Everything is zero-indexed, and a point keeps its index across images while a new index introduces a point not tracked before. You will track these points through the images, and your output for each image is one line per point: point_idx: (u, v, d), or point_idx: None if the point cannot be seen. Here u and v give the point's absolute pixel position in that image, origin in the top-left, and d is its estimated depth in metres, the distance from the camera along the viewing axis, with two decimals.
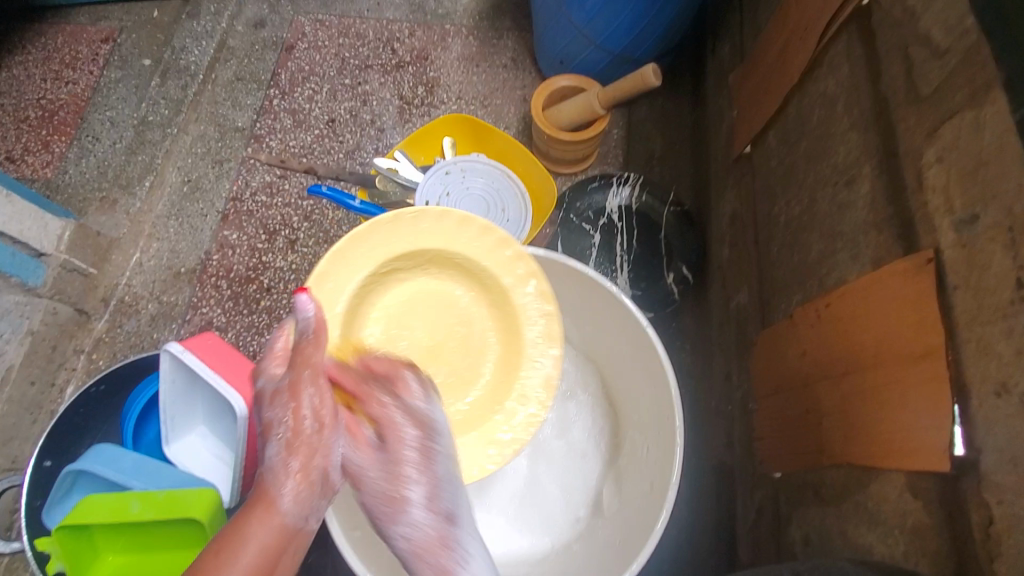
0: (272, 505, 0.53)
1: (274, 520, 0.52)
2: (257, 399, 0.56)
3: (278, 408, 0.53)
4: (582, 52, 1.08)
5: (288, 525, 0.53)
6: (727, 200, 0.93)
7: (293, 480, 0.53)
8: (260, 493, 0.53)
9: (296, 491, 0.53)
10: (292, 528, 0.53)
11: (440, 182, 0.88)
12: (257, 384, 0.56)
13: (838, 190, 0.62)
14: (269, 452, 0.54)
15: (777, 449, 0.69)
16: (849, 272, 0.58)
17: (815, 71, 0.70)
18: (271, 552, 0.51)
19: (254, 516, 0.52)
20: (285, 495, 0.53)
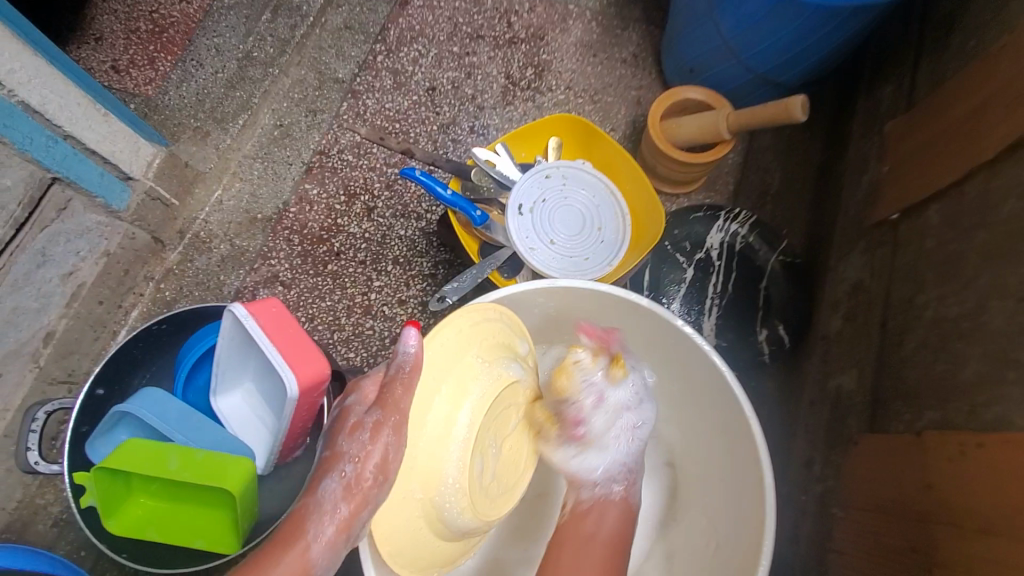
0: (301, 547, 0.51)
1: (301, 565, 0.51)
2: (337, 420, 0.58)
3: (355, 442, 0.54)
4: (720, 65, 0.96)
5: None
6: (849, 266, 0.82)
7: (334, 525, 0.53)
8: (292, 528, 0.52)
9: (332, 539, 0.52)
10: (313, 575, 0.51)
11: (538, 185, 0.80)
12: (347, 401, 0.58)
13: (1021, 308, 0.52)
14: (320, 489, 0.54)
15: (858, 571, 0.61)
16: (1017, 413, 0.48)
17: (1017, 152, 0.58)
18: None
19: (285, 553, 0.51)
20: (318, 537, 0.52)
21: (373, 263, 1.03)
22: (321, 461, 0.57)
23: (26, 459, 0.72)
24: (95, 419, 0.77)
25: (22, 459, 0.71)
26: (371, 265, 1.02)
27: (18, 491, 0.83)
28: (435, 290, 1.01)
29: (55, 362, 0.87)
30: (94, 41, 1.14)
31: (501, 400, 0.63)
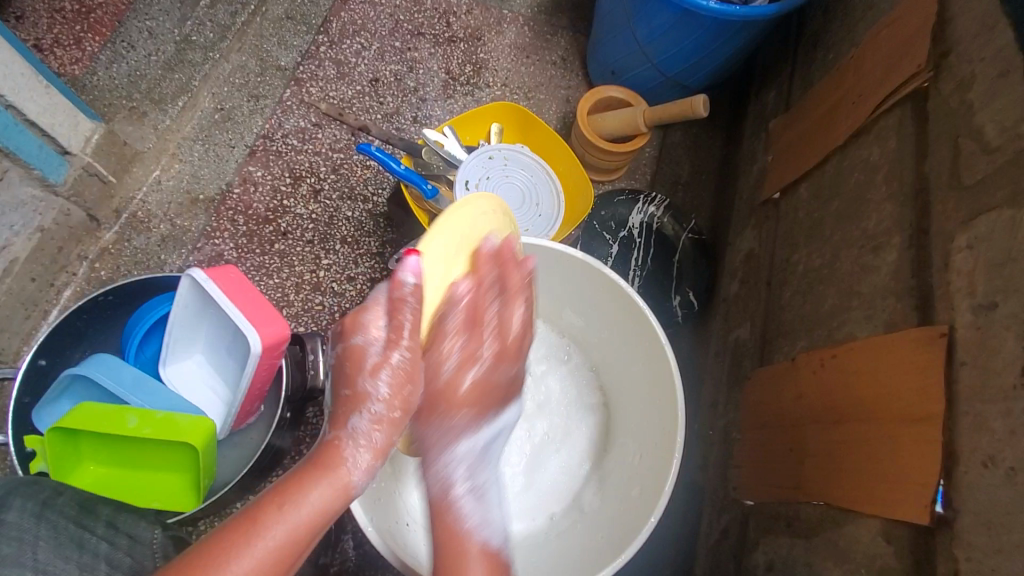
0: (337, 471, 0.54)
1: (340, 484, 0.53)
2: (347, 359, 0.57)
3: (382, 382, 0.56)
4: (637, 68, 1.10)
5: (351, 487, 0.54)
6: (745, 239, 0.97)
7: (371, 455, 0.55)
8: (328, 456, 0.54)
9: (370, 466, 0.55)
10: (349, 492, 0.54)
11: (482, 165, 0.88)
12: (352, 342, 0.57)
13: (863, 253, 0.67)
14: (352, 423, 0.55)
15: (752, 478, 0.73)
16: (860, 330, 0.63)
17: (860, 137, 0.74)
18: (330, 510, 0.52)
19: (319, 473, 0.53)
20: (357, 464, 0.55)
21: (321, 243, 1.06)
22: (339, 401, 0.57)
23: None
24: (36, 390, 0.76)
25: None
26: (319, 245, 1.06)
27: None
28: (382, 268, 1.06)
29: None
30: (13, 18, 1.09)
31: (516, 290, 0.64)
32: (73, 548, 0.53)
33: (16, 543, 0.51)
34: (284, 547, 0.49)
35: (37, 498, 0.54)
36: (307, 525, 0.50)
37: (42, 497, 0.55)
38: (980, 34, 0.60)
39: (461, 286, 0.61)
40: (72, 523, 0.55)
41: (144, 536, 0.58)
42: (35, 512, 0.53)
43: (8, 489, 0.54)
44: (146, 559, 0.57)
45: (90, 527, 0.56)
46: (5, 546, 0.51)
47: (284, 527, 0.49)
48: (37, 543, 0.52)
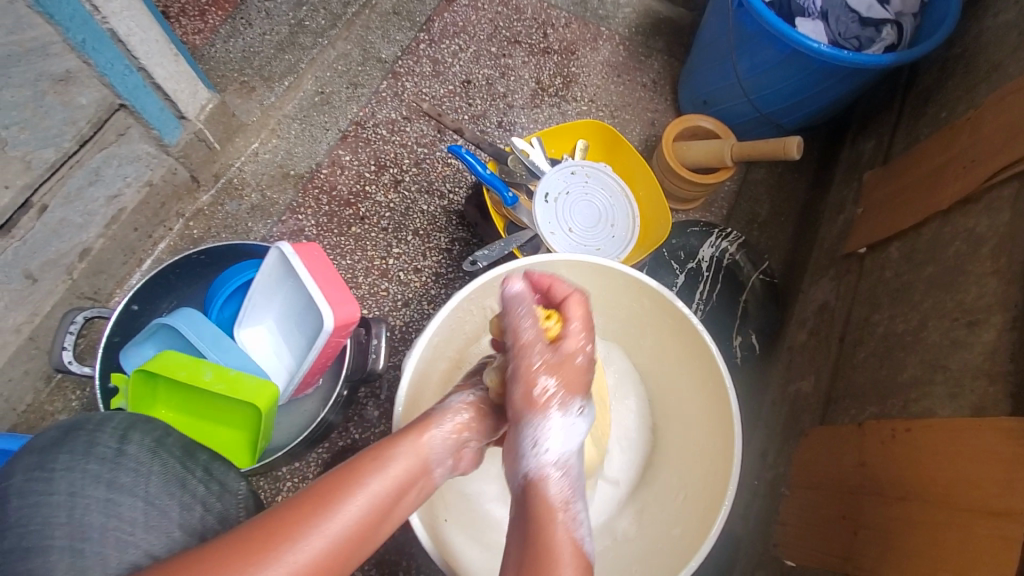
0: (425, 434, 0.57)
1: (423, 448, 0.56)
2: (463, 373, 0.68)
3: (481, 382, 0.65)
4: (731, 101, 1.09)
5: (432, 458, 0.57)
6: (820, 289, 0.94)
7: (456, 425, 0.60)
8: (420, 422, 0.59)
9: (453, 437, 0.59)
10: (429, 464, 0.56)
11: (564, 179, 0.89)
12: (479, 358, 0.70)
13: (956, 327, 0.63)
14: (446, 401, 0.63)
15: (794, 539, 0.71)
16: (941, 408, 0.60)
17: (968, 205, 0.70)
18: (414, 472, 0.55)
19: (409, 437, 0.56)
20: (441, 431, 0.58)
21: (394, 232, 1.10)
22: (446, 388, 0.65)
23: (60, 358, 0.78)
24: (125, 332, 0.83)
25: (56, 357, 0.77)
26: (392, 233, 1.10)
27: (29, 395, 0.90)
28: (448, 264, 1.09)
29: (87, 278, 0.94)
30: None
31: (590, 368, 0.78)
32: (177, 486, 0.55)
33: (133, 474, 0.54)
34: (377, 504, 0.51)
35: (152, 435, 0.57)
36: (398, 483, 0.53)
37: (156, 435, 0.57)
38: None
39: None
40: (177, 462, 0.56)
41: (231, 486, 0.59)
42: (151, 447, 0.56)
43: (128, 424, 0.57)
44: (233, 508, 0.58)
45: (191, 469, 0.57)
46: (123, 475, 0.53)
47: (381, 479, 0.52)
48: (150, 477, 0.54)
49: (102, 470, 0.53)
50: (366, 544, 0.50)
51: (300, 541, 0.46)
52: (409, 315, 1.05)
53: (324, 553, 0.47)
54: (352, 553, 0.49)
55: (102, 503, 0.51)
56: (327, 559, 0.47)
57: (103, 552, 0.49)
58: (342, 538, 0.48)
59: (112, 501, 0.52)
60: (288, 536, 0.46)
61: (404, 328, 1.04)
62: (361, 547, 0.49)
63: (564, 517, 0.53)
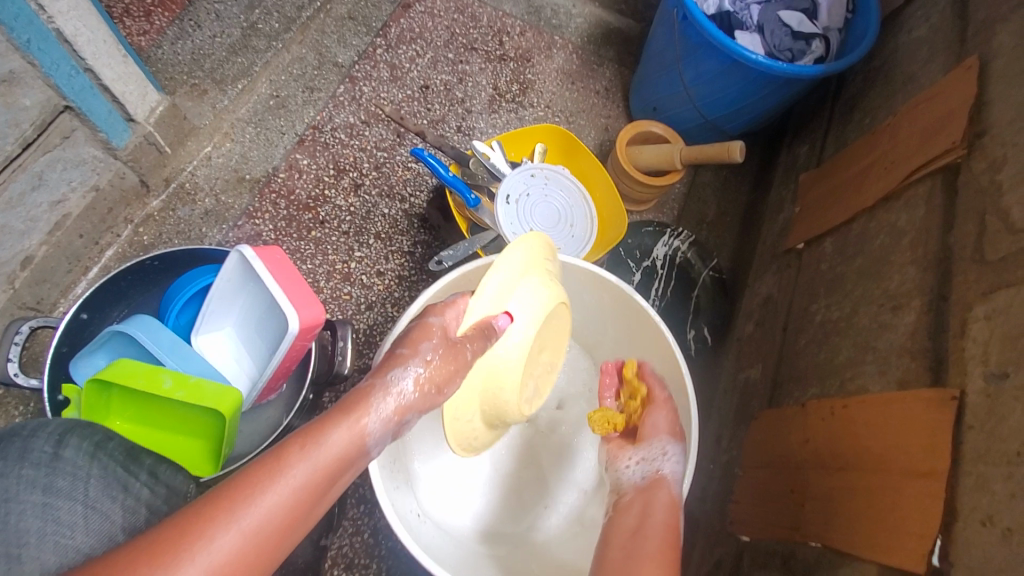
0: (361, 419, 0.51)
1: (359, 433, 0.51)
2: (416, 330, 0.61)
3: (425, 350, 0.59)
4: (678, 107, 1.15)
5: (366, 443, 0.51)
6: (764, 283, 1.01)
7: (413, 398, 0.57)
8: (357, 399, 0.53)
9: (389, 419, 0.54)
10: (365, 448, 0.51)
11: (524, 181, 0.92)
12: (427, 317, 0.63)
13: (882, 311, 0.70)
14: (392, 368, 0.56)
15: (748, 515, 0.76)
16: (872, 384, 0.66)
17: (890, 201, 0.78)
18: (344, 461, 0.49)
19: (342, 420, 0.50)
20: (379, 414, 0.53)
21: (356, 235, 1.10)
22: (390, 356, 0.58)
23: (4, 370, 0.74)
24: (75, 341, 0.79)
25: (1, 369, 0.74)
26: (353, 237, 1.10)
27: None
28: (411, 267, 1.10)
29: (29, 287, 0.89)
30: None
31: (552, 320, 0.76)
32: (118, 489, 0.54)
33: (70, 479, 0.52)
34: (299, 499, 0.46)
35: (90, 440, 0.55)
36: (326, 474, 0.48)
37: (95, 439, 0.56)
38: (1016, 121, 0.64)
39: (516, 331, 0.71)
40: (119, 465, 0.55)
41: (179, 488, 0.58)
42: (89, 451, 0.55)
43: (64, 429, 0.55)
44: (179, 508, 0.57)
45: (134, 472, 0.56)
46: (61, 478, 0.52)
47: (310, 469, 0.47)
48: (88, 480, 0.53)
49: (38, 475, 0.51)
50: (291, 537, 0.46)
51: (213, 539, 0.42)
52: (372, 318, 1.05)
53: (243, 550, 0.43)
54: (277, 547, 0.45)
55: (38, 508, 0.50)
56: (248, 557, 0.43)
57: (40, 557, 0.48)
58: (261, 531, 0.44)
59: (50, 505, 0.51)
60: (198, 535, 0.41)
61: (368, 331, 1.04)
62: (284, 541, 0.45)
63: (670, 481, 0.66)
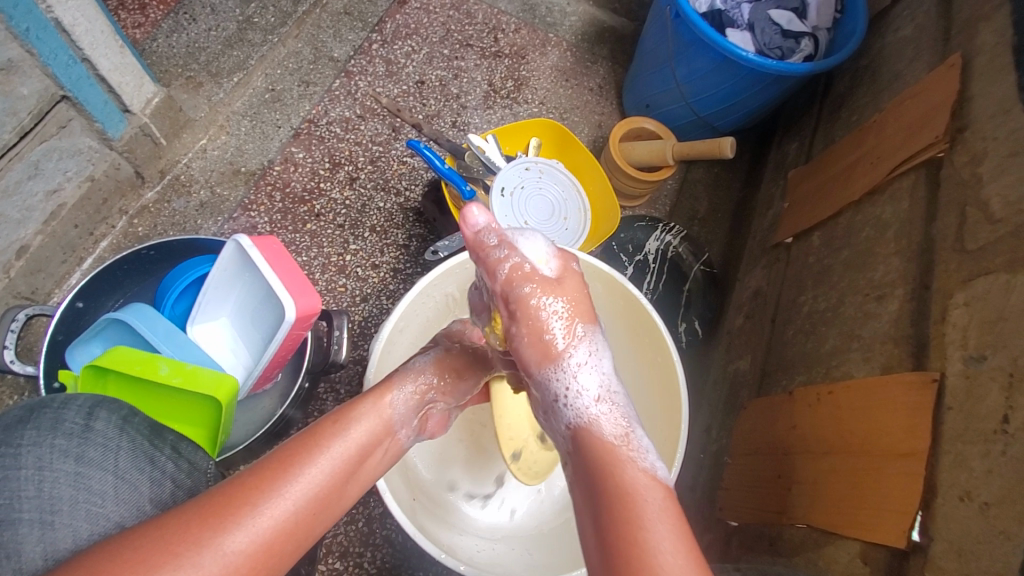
0: (385, 398, 0.57)
1: (385, 413, 0.56)
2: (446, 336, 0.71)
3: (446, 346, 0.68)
4: (670, 104, 1.16)
5: (393, 420, 0.57)
6: (754, 276, 1.02)
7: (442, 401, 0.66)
8: (379, 387, 0.59)
9: (411, 402, 0.60)
10: (393, 427, 0.56)
11: (519, 175, 0.93)
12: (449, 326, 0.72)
13: (867, 301, 0.72)
14: (409, 364, 0.64)
15: (736, 501, 0.78)
16: (857, 370, 0.68)
17: (875, 195, 0.80)
18: (376, 437, 0.54)
19: (368, 401, 0.56)
20: (403, 395, 0.59)
21: (351, 228, 1.11)
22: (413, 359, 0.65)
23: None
24: (70, 330, 0.80)
25: None
26: (348, 230, 1.11)
27: None
28: (406, 260, 1.11)
29: (24, 277, 0.90)
30: None
31: None
32: (146, 462, 0.53)
33: (101, 449, 0.52)
34: (336, 469, 0.49)
35: (118, 413, 0.55)
36: (360, 448, 0.52)
37: (122, 414, 0.55)
38: (996, 116, 0.66)
39: None
40: (146, 439, 0.55)
41: (201, 465, 0.58)
42: (119, 424, 0.54)
43: (92, 403, 0.55)
44: (202, 485, 0.57)
45: (160, 447, 0.55)
46: (92, 450, 0.52)
47: (343, 443, 0.51)
48: (118, 452, 0.52)
49: (70, 445, 0.51)
50: (328, 511, 0.47)
51: (260, 506, 0.43)
52: (367, 311, 1.06)
53: (289, 517, 0.44)
54: (316, 519, 0.46)
55: (71, 476, 0.50)
56: (291, 524, 0.44)
57: (72, 525, 0.47)
58: (303, 500, 0.45)
59: (81, 475, 0.50)
60: (244, 501, 0.43)
61: (363, 323, 1.05)
62: (323, 512, 0.47)
63: (632, 453, 0.51)
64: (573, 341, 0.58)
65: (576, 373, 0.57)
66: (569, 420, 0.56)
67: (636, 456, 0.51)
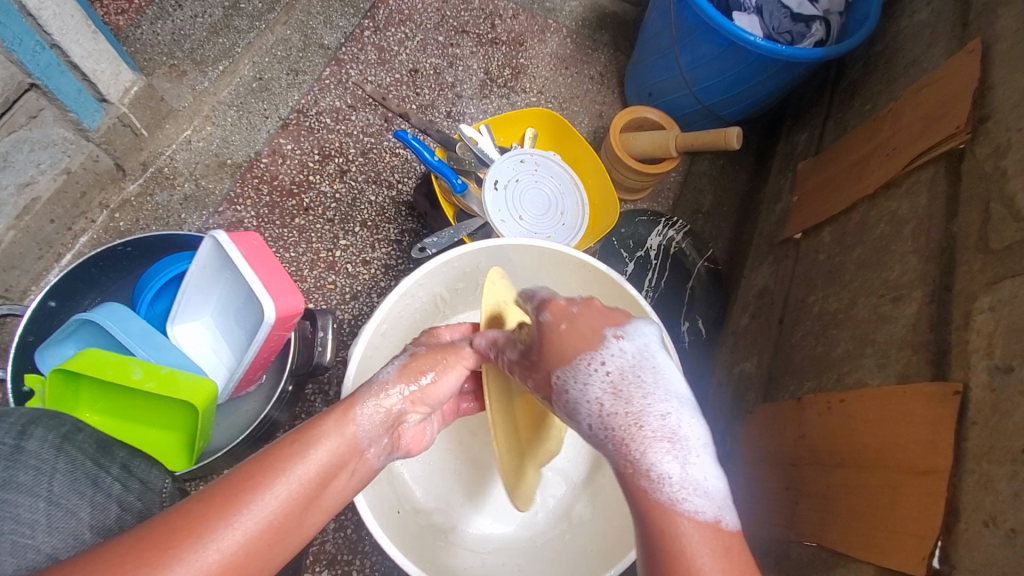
0: (349, 414, 0.52)
1: (350, 430, 0.51)
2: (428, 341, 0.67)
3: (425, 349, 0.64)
4: (674, 92, 1.11)
5: (359, 438, 0.52)
6: (761, 274, 0.98)
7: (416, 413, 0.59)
8: (342, 403, 0.54)
9: (380, 415, 0.54)
10: (359, 446, 0.51)
11: (513, 167, 0.89)
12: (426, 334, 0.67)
13: (882, 303, 0.67)
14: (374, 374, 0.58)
15: (742, 512, 0.74)
16: (871, 378, 0.64)
17: (891, 189, 0.75)
18: (340, 457, 0.49)
19: (328, 419, 0.51)
20: (369, 410, 0.53)
21: (341, 223, 1.07)
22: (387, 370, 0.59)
23: None
24: (41, 330, 0.76)
25: None
26: (338, 224, 1.06)
27: None
28: (399, 256, 1.07)
29: None
30: None
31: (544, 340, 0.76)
32: (86, 485, 0.51)
33: (33, 473, 0.49)
34: (294, 495, 0.44)
35: (56, 433, 0.52)
36: (322, 471, 0.47)
37: (62, 431, 0.52)
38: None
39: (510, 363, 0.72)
40: (89, 459, 0.52)
41: (154, 484, 0.56)
42: (56, 445, 0.51)
43: (26, 421, 0.52)
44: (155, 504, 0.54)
45: (105, 467, 0.53)
46: (21, 474, 0.48)
47: (304, 464, 0.46)
48: (52, 476, 0.49)
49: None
50: (285, 542, 0.43)
51: (203, 539, 0.39)
52: (357, 309, 1.02)
53: (239, 550, 0.40)
54: (269, 551, 0.42)
55: None
56: (240, 558, 0.40)
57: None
58: (254, 531, 0.41)
59: (7, 502, 0.47)
60: (185, 535, 0.39)
61: (353, 321, 1.01)
62: (277, 543, 0.42)
63: (682, 486, 0.48)
64: (610, 360, 0.55)
65: (612, 394, 0.54)
66: (609, 443, 0.53)
67: (688, 490, 0.48)
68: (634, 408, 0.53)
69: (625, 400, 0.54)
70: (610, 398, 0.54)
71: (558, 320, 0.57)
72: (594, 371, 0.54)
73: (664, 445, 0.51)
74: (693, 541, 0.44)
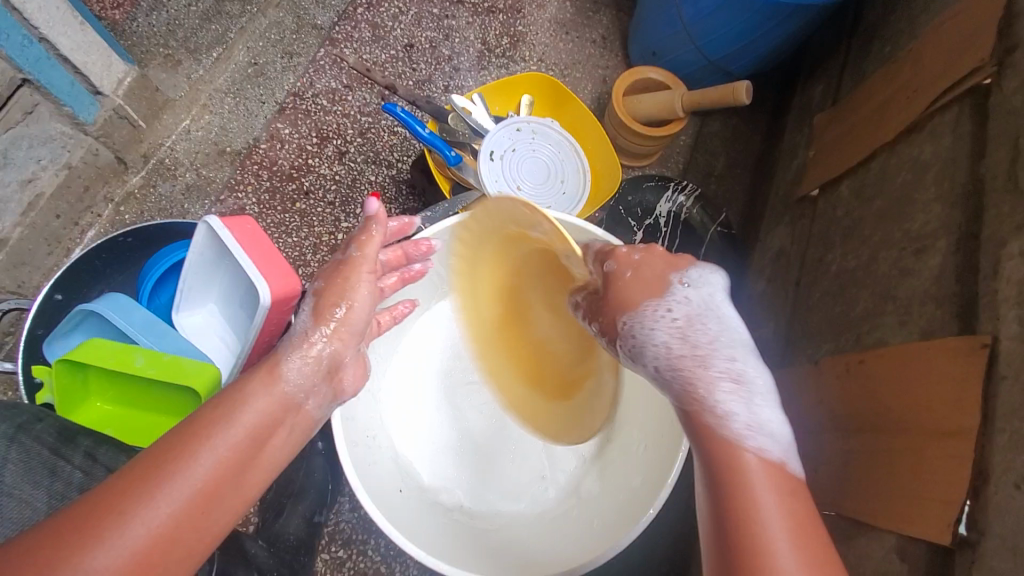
0: (276, 371, 0.52)
1: (279, 389, 0.51)
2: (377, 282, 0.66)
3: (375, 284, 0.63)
4: (678, 49, 1.05)
5: (289, 395, 0.52)
6: (776, 235, 0.93)
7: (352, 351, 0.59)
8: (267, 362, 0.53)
9: (307, 368, 0.54)
10: (292, 401, 0.52)
11: (509, 136, 0.86)
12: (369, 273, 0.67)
13: (904, 256, 0.63)
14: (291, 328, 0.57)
15: None
16: (892, 336, 0.59)
17: (912, 134, 0.69)
18: (269, 418, 0.49)
19: (253, 378, 0.51)
20: (295, 364, 0.53)
21: (342, 205, 1.05)
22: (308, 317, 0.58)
23: None
24: (50, 323, 0.77)
25: None
26: (339, 207, 1.05)
27: None
28: None
29: (7, 270, 0.88)
30: None
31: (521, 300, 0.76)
32: (44, 476, 0.55)
33: None
34: (225, 460, 0.45)
35: (12, 422, 0.56)
36: (251, 433, 0.48)
37: (20, 421, 0.56)
38: None
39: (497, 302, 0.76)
40: (47, 450, 0.56)
41: None
42: (9, 435, 0.55)
43: None
44: None
45: (67, 456, 0.56)
46: None
47: (228, 429, 0.46)
48: (8, 466, 0.54)
49: None
50: (224, 503, 0.45)
51: (130, 513, 0.40)
52: None
53: (168, 520, 0.42)
54: (207, 516, 0.44)
55: None
56: (173, 527, 0.42)
57: None
58: (189, 498, 0.43)
59: None
60: (116, 508, 0.40)
61: None
62: (215, 509, 0.44)
63: (752, 427, 0.48)
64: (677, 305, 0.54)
65: (677, 335, 0.53)
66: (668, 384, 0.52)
67: (755, 433, 0.48)
68: (698, 354, 0.52)
69: (694, 338, 0.53)
70: (675, 336, 0.53)
71: (623, 269, 0.56)
72: (655, 325, 0.53)
73: (733, 384, 0.51)
74: (759, 480, 0.45)
